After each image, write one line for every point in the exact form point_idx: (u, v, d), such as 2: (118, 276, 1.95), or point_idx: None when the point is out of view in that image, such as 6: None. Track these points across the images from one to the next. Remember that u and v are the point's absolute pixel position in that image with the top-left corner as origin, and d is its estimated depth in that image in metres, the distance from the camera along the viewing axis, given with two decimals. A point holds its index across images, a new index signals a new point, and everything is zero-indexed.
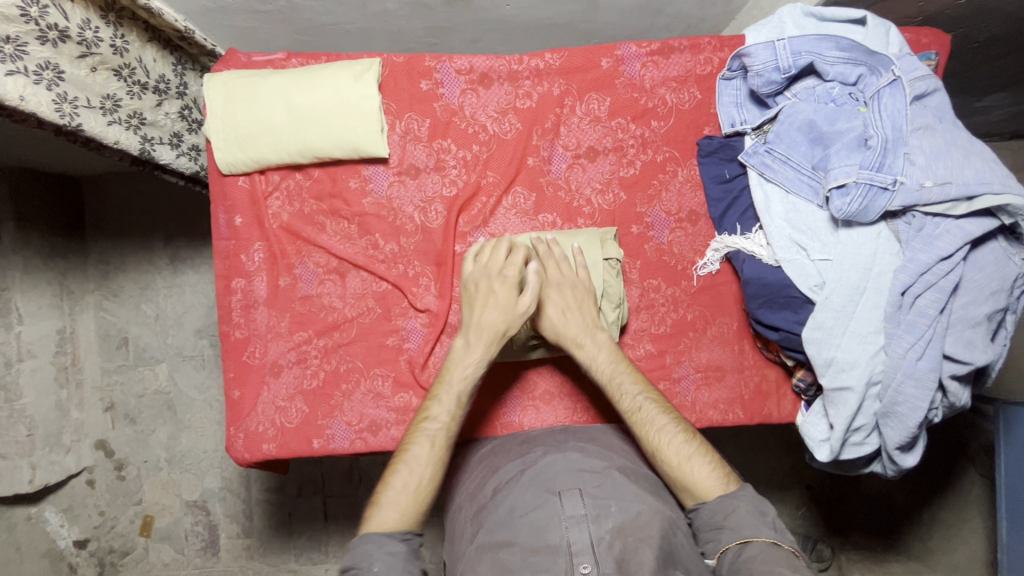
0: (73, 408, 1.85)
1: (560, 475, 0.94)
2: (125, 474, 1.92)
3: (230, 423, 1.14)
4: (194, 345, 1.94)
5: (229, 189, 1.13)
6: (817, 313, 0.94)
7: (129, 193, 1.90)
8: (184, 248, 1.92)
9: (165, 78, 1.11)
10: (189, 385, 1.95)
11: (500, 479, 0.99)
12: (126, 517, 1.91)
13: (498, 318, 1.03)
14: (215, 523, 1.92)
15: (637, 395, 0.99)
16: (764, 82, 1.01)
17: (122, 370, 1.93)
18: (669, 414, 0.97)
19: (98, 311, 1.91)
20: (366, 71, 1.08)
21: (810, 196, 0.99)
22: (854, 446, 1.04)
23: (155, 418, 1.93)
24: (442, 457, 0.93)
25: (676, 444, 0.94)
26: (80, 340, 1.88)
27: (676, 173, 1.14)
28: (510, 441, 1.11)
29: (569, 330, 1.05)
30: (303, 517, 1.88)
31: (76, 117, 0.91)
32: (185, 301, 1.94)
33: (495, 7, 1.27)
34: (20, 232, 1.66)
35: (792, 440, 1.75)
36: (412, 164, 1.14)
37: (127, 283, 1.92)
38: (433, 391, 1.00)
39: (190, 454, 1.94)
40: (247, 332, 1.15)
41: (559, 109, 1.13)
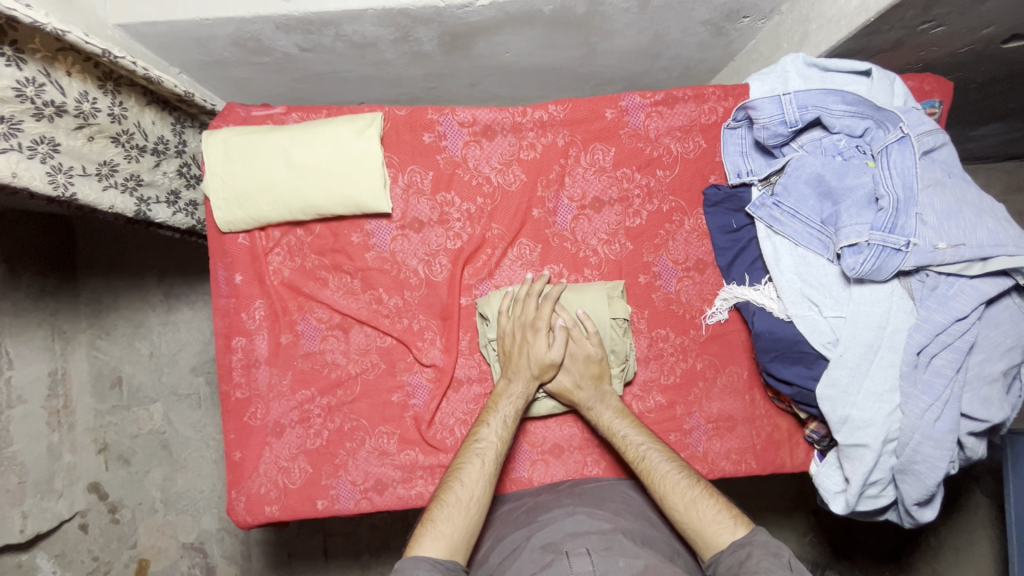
0: (66, 451, 1.79)
1: (565, 538, 0.92)
2: (119, 517, 1.88)
3: (231, 485, 1.11)
4: (189, 384, 1.92)
5: (228, 247, 1.10)
6: (831, 371, 0.93)
7: (122, 231, 1.89)
8: (178, 286, 1.91)
9: (164, 139, 1.08)
10: (185, 425, 1.92)
11: (506, 549, 0.96)
12: (120, 561, 1.88)
13: (538, 356, 1.04)
14: (212, 565, 1.88)
15: (641, 443, 0.99)
16: (770, 134, 1.01)
17: (115, 412, 1.90)
18: (674, 460, 0.97)
19: (91, 350, 1.88)
20: (368, 126, 1.07)
21: (820, 250, 0.98)
22: (870, 499, 1.02)
23: (150, 460, 1.90)
24: (492, 476, 0.95)
25: (683, 489, 0.93)
26: (73, 382, 1.83)
27: (682, 223, 1.13)
28: (518, 506, 1.07)
29: (579, 392, 1.05)
30: (303, 557, 1.83)
31: (71, 186, 0.88)
32: (179, 340, 1.91)
33: (494, 54, 1.25)
34: (11, 273, 1.62)
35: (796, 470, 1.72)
36: (415, 218, 1.12)
37: (120, 321, 1.90)
38: (484, 415, 1.02)
39: (186, 495, 1.90)
40: (248, 392, 1.12)
41: (563, 160, 1.12)
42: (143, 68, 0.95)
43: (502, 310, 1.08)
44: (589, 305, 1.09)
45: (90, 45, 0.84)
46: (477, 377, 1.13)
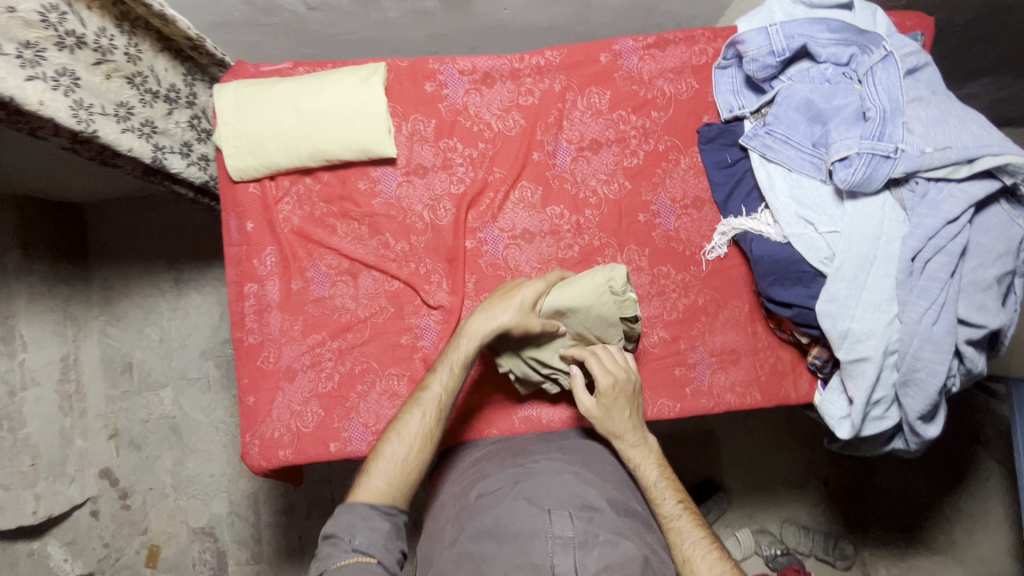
0: (77, 436, 1.84)
1: (550, 494, 0.93)
2: (131, 503, 1.91)
3: (246, 430, 1.14)
4: (199, 368, 1.93)
5: (240, 196, 1.14)
6: (830, 286, 0.96)
7: (131, 218, 1.92)
8: (188, 271, 1.93)
9: (175, 88, 1.18)
10: (195, 409, 1.94)
11: (490, 487, 0.98)
12: (131, 547, 1.89)
13: (500, 311, 1.01)
14: (223, 550, 1.90)
15: (675, 502, 0.99)
16: (759, 66, 1.04)
17: (126, 397, 1.93)
18: (703, 529, 0.96)
19: (102, 336, 1.92)
20: (372, 75, 1.11)
21: (813, 173, 1.01)
22: (875, 421, 1.04)
23: (162, 444, 1.92)
24: (432, 432, 0.96)
25: (709, 560, 0.91)
26: (84, 367, 1.88)
27: (678, 162, 1.17)
28: (501, 450, 1.10)
29: (622, 431, 1.02)
30: (314, 539, 1.87)
31: (92, 123, 0.98)
32: (189, 324, 1.94)
33: (493, 11, 1.32)
34: (24, 258, 1.69)
35: (808, 435, 1.72)
36: (419, 164, 1.16)
37: (132, 308, 1.93)
38: (433, 369, 1.01)
39: (197, 479, 1.91)
40: (261, 337, 1.15)
41: (561, 104, 1.16)
42: (158, 5, 1.01)
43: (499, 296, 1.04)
44: (586, 324, 1.07)
45: None
46: None
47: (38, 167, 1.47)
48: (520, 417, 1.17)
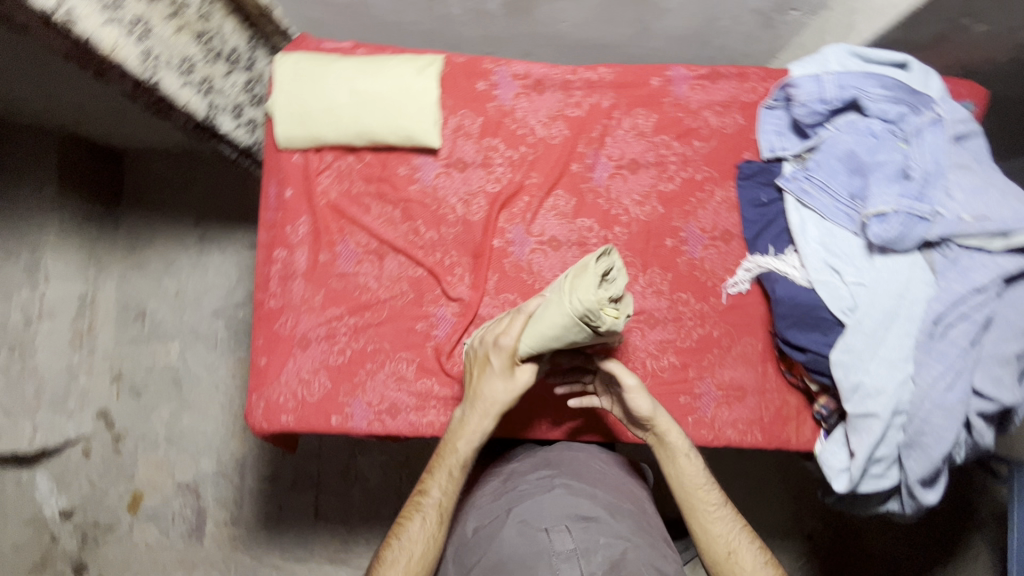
0: (82, 373, 1.90)
1: (545, 512, 0.95)
2: (122, 447, 1.94)
3: (253, 389, 1.16)
4: (209, 326, 1.95)
5: (283, 163, 1.17)
6: (848, 336, 0.97)
7: (167, 171, 1.97)
8: (212, 230, 1.96)
9: (237, 50, 1.22)
10: (198, 365, 1.96)
11: (485, 517, 1.01)
12: (116, 491, 1.93)
13: (491, 404, 1.03)
14: (203, 508, 1.92)
15: (712, 497, 1.03)
16: (808, 111, 1.05)
17: (135, 343, 1.97)
18: (739, 522, 1.03)
19: (121, 281, 1.97)
20: (428, 65, 1.14)
21: (845, 224, 1.02)
22: (873, 479, 1.04)
23: (160, 394, 1.95)
24: (435, 534, 0.97)
25: (752, 550, 1.00)
26: (99, 308, 1.94)
27: (713, 193, 1.18)
28: (492, 487, 1.10)
29: (655, 413, 1.04)
30: (294, 512, 1.89)
31: (157, 73, 1.02)
32: (206, 282, 1.96)
33: (552, 22, 1.36)
34: (60, 194, 1.74)
35: (798, 488, 1.68)
36: (460, 158, 1.19)
37: (153, 257, 1.97)
38: (431, 471, 1.02)
39: (189, 434, 1.94)
40: (282, 302, 1.17)
41: (606, 120, 1.18)
42: None
43: (483, 386, 1.03)
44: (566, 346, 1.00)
45: None
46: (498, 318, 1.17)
47: (88, 106, 1.52)
48: (517, 422, 1.17)
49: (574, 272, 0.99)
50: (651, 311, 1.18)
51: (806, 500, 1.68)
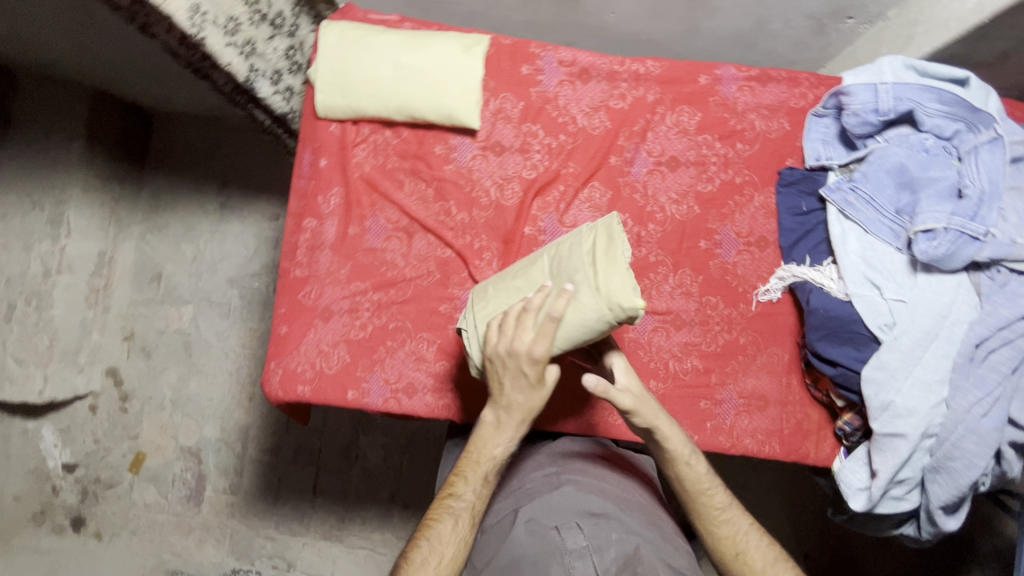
0: (95, 329, 1.90)
1: (555, 509, 0.92)
2: (128, 408, 1.94)
3: (272, 356, 1.15)
4: (223, 294, 1.96)
5: (320, 132, 1.16)
6: (883, 353, 0.95)
7: (194, 135, 1.97)
8: (234, 199, 1.96)
9: (282, 15, 1.21)
10: (209, 331, 1.97)
11: (494, 519, 0.98)
12: (119, 450, 1.93)
13: (527, 414, 0.94)
14: (203, 474, 1.92)
15: (720, 497, 0.98)
16: (859, 121, 1.03)
17: (149, 305, 1.97)
18: (749, 519, 0.98)
19: (139, 242, 1.97)
20: (474, 45, 1.12)
21: (890, 238, 1.00)
22: (892, 501, 1.02)
23: (170, 358, 1.95)
24: (467, 537, 0.90)
25: (761, 546, 0.96)
26: (117, 267, 1.94)
27: (751, 198, 1.16)
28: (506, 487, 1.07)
29: (656, 420, 0.95)
30: (293, 485, 1.89)
31: (203, 30, 1.02)
32: (224, 250, 1.97)
33: (599, 13, 1.34)
34: (88, 149, 1.75)
35: (801, 506, 1.66)
36: (498, 142, 1.17)
37: (173, 221, 1.97)
38: (460, 473, 0.95)
39: (195, 400, 1.95)
40: (308, 271, 1.16)
41: (649, 115, 1.16)
42: None
43: (511, 395, 0.92)
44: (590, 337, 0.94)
45: None
46: None
47: (121, 60, 1.52)
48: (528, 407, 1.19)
49: (605, 266, 0.89)
50: (678, 312, 1.16)
51: (807, 520, 1.65)
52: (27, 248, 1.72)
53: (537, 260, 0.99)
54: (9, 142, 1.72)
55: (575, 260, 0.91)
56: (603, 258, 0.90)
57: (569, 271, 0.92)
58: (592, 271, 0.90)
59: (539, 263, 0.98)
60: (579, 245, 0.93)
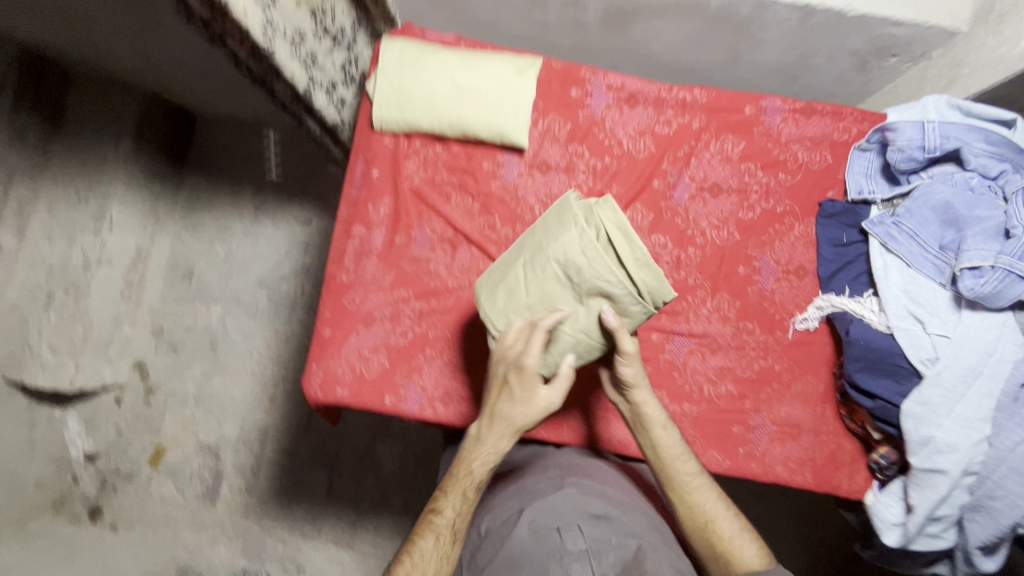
0: (126, 323, 1.91)
1: (558, 510, 0.94)
2: (152, 401, 1.99)
3: (313, 359, 1.17)
4: (252, 294, 2.01)
5: (374, 143, 1.20)
6: (925, 389, 0.95)
7: (235, 140, 2.05)
8: (269, 202, 2.02)
9: (343, 30, 1.25)
10: (236, 330, 2.01)
11: (498, 519, 0.98)
12: (140, 443, 1.97)
13: (508, 424, 0.90)
14: (221, 472, 1.94)
15: (694, 468, 1.00)
16: (905, 157, 1.06)
17: (180, 301, 2.02)
18: (720, 494, 0.99)
19: (175, 239, 2.03)
20: (528, 67, 1.16)
21: (933, 274, 1.01)
22: (928, 538, 1.01)
23: (195, 353, 2.00)
24: (450, 552, 0.88)
25: (729, 518, 0.97)
26: (152, 263, 1.98)
27: (792, 227, 1.18)
28: (505, 483, 1.09)
29: (640, 382, 0.98)
30: (308, 488, 1.91)
31: (273, 43, 1.05)
32: (256, 252, 2.02)
33: (645, 40, 1.38)
34: (135, 147, 1.80)
35: (817, 539, 1.65)
36: (544, 161, 1.20)
37: (208, 220, 2.03)
38: (443, 490, 0.93)
39: (218, 397, 1.98)
40: (354, 277, 1.19)
41: (694, 141, 1.19)
42: None
43: (501, 406, 0.91)
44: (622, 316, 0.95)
45: None
46: None
47: (177, 66, 1.59)
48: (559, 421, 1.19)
49: (635, 269, 0.88)
50: (715, 336, 1.17)
51: (823, 557, 1.64)
52: (70, 240, 1.71)
53: (546, 266, 0.92)
54: (55, 140, 1.68)
55: (602, 270, 0.87)
56: (633, 262, 0.87)
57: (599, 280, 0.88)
58: (624, 277, 0.87)
59: (551, 274, 0.92)
60: (598, 250, 0.87)
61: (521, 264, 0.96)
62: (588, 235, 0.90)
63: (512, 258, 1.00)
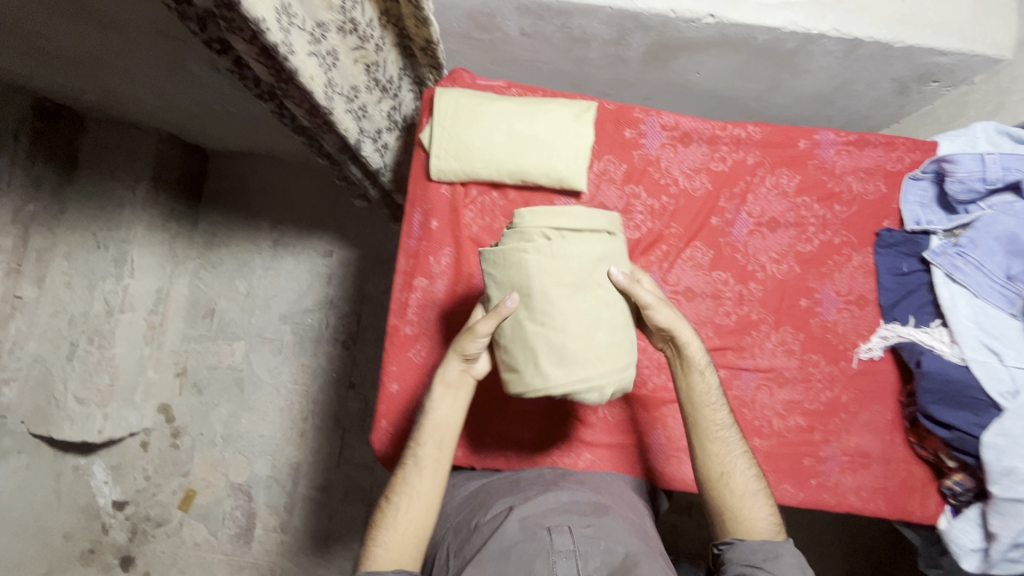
0: (150, 366, 1.87)
1: (549, 513, 0.97)
2: (179, 443, 1.92)
3: (382, 414, 1.17)
4: (276, 329, 1.95)
5: (431, 193, 1.19)
6: (1007, 421, 0.98)
7: (249, 173, 1.98)
8: (288, 235, 1.96)
9: (391, 79, 1.21)
10: (261, 367, 1.96)
11: (486, 514, 1.01)
12: (169, 487, 1.90)
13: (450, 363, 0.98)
14: (254, 511, 1.90)
15: (724, 419, 1.01)
16: (965, 189, 1.08)
17: (201, 340, 1.95)
18: (742, 447, 1.02)
19: (194, 278, 1.96)
20: (584, 111, 1.16)
21: (1001, 304, 1.06)
22: (1009, 564, 1.03)
23: (221, 394, 1.94)
24: (428, 491, 0.95)
25: (747, 474, 0.99)
26: (171, 303, 1.92)
27: (850, 258, 1.19)
28: (498, 481, 1.12)
29: (678, 329, 0.98)
30: (343, 523, 1.88)
31: (333, 103, 1.01)
32: (277, 286, 1.96)
33: (686, 72, 1.38)
34: (152, 189, 1.76)
35: (856, 543, 1.71)
36: (602, 203, 1.19)
37: (227, 257, 1.97)
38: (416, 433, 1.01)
39: (246, 436, 1.93)
40: (418, 330, 1.18)
41: (750, 177, 1.20)
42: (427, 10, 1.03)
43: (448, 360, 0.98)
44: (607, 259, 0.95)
45: None
46: None
47: (198, 108, 1.57)
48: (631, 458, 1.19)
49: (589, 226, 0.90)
50: (781, 370, 1.18)
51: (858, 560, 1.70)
52: (91, 288, 1.69)
53: (547, 302, 0.87)
54: (68, 187, 1.66)
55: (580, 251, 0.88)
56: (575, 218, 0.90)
57: (588, 267, 0.88)
58: (589, 234, 0.89)
59: (553, 296, 0.87)
60: (560, 243, 0.88)
61: (534, 324, 0.87)
62: (545, 244, 0.87)
63: (518, 332, 0.89)
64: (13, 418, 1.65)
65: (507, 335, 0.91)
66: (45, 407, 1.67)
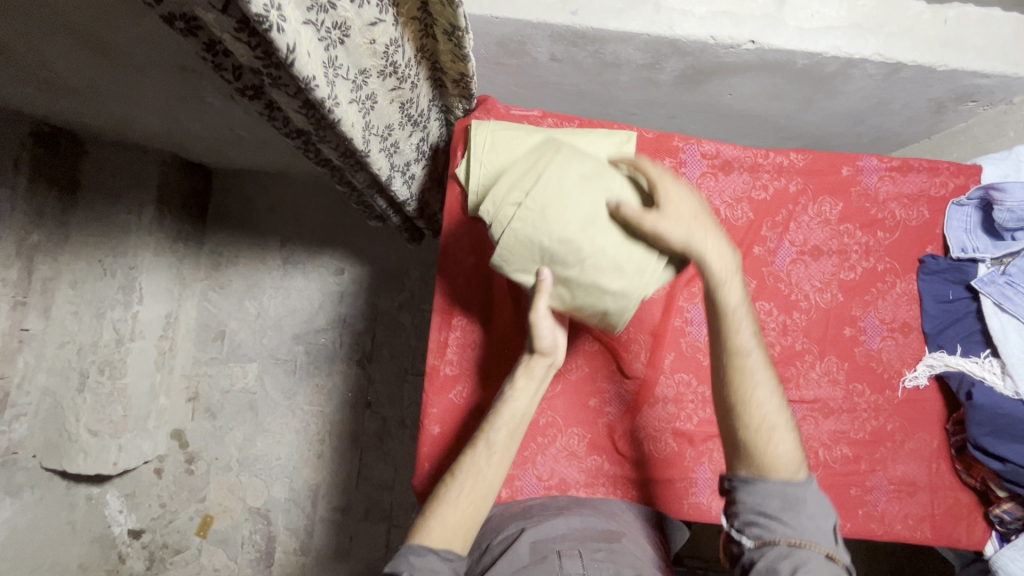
0: (161, 393, 1.79)
1: (562, 538, 0.95)
2: (194, 469, 1.87)
3: (423, 458, 1.13)
4: (289, 350, 1.91)
5: (468, 228, 1.16)
6: None
7: (257, 193, 1.92)
8: (298, 253, 1.92)
9: (423, 113, 1.17)
10: (275, 389, 1.91)
11: (497, 537, 0.99)
12: (185, 513, 1.86)
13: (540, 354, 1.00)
14: (273, 535, 1.86)
15: (750, 336, 0.90)
16: (1013, 217, 1.08)
17: (213, 363, 1.91)
18: (769, 372, 0.90)
19: (202, 299, 1.91)
20: (625, 142, 1.10)
21: None
22: None
23: (235, 417, 1.89)
24: (492, 474, 0.92)
25: (769, 402, 0.88)
26: (181, 326, 1.85)
27: (894, 284, 1.19)
28: (510, 509, 1.09)
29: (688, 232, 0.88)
30: (364, 545, 1.84)
31: (369, 145, 0.97)
32: (289, 306, 1.92)
33: (718, 93, 1.34)
34: (158, 214, 1.67)
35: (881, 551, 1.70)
36: None
37: (236, 277, 1.92)
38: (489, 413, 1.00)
39: (263, 459, 1.88)
40: (458, 369, 1.15)
41: (792, 206, 1.18)
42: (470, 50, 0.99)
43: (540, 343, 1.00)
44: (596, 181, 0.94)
45: (461, 19, 0.89)
46: (672, 398, 1.19)
47: (208, 132, 1.51)
48: (675, 494, 1.16)
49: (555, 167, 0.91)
50: (826, 400, 1.16)
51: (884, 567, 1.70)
52: (99, 316, 1.61)
53: (566, 242, 0.88)
54: (73, 211, 1.55)
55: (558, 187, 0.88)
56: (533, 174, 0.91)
57: (575, 185, 0.90)
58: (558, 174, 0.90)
59: (566, 237, 0.88)
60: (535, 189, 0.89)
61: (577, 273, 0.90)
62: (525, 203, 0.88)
63: (570, 287, 0.93)
64: (25, 453, 1.54)
65: (568, 298, 0.94)
66: (57, 441, 1.59)
